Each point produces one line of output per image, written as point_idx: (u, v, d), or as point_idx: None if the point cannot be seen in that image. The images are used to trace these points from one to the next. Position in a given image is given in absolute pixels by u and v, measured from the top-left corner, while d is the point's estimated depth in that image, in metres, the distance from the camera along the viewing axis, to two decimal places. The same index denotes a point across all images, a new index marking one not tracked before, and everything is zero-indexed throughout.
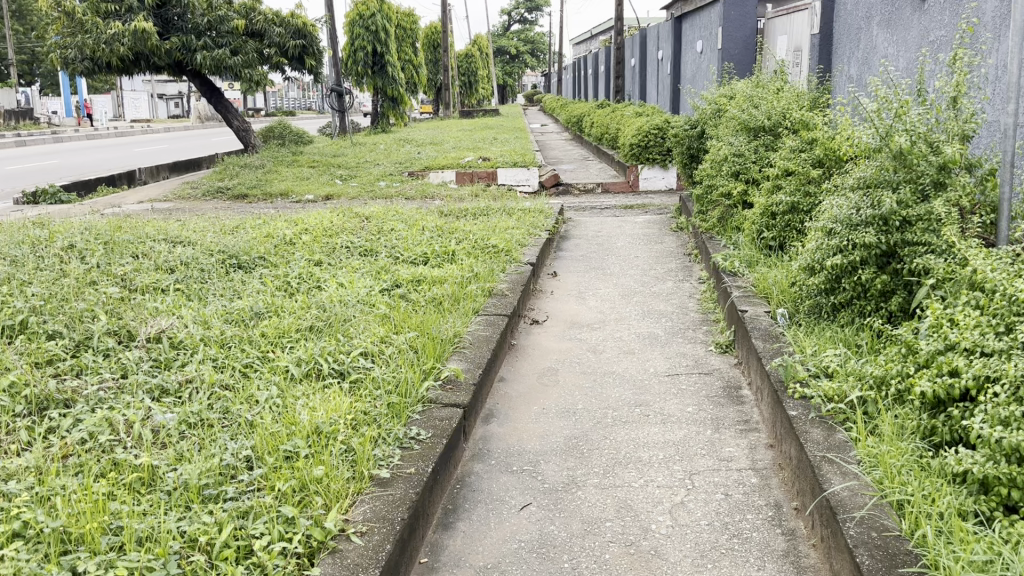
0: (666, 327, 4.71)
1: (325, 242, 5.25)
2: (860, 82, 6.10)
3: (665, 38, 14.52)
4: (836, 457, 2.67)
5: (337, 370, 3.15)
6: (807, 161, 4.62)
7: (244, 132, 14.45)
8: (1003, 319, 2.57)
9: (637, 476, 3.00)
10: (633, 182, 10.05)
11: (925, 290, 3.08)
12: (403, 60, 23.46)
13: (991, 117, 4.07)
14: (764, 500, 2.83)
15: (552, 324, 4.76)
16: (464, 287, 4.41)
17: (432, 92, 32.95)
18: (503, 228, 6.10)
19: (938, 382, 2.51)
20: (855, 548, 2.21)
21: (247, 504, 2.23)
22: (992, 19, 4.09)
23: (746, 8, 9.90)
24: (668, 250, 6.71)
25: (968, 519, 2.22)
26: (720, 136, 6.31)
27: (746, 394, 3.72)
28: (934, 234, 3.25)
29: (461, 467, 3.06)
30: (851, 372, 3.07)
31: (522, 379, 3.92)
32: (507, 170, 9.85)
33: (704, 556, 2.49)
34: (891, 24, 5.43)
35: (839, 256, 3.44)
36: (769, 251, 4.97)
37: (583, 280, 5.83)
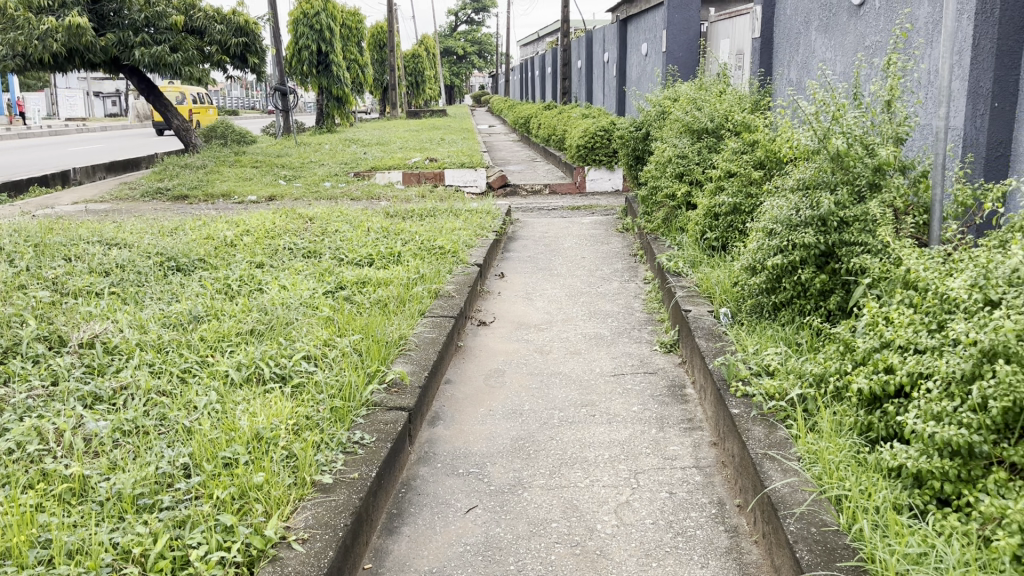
0: (612, 327, 4.74)
1: (268, 244, 5.16)
2: (799, 85, 6.22)
3: (610, 41, 14.65)
4: (777, 453, 2.72)
5: (278, 374, 3.09)
6: (748, 163, 4.70)
7: (185, 131, 14.14)
8: (935, 316, 2.63)
9: (583, 476, 3.01)
10: (580, 183, 10.11)
11: (861, 289, 3.15)
12: (349, 59, 23.25)
13: (924, 120, 4.19)
14: (707, 498, 2.86)
15: (499, 326, 4.75)
16: (410, 289, 4.37)
17: (379, 92, 32.77)
18: (450, 229, 6.06)
19: (874, 379, 2.57)
20: (795, 543, 2.25)
21: (184, 513, 2.17)
22: (925, 24, 4.19)
23: (689, 11, 10.01)
24: (614, 250, 6.77)
25: (903, 513, 2.28)
26: (665, 138, 6.38)
27: (690, 393, 3.76)
28: (870, 233, 3.33)
29: (407, 471, 3.04)
30: (791, 370, 3.13)
31: (469, 381, 3.91)
32: (454, 171, 9.81)
33: (649, 555, 2.51)
34: (829, 29, 5.55)
35: (779, 256, 3.50)
36: (712, 252, 5.05)
37: (530, 280, 5.83)
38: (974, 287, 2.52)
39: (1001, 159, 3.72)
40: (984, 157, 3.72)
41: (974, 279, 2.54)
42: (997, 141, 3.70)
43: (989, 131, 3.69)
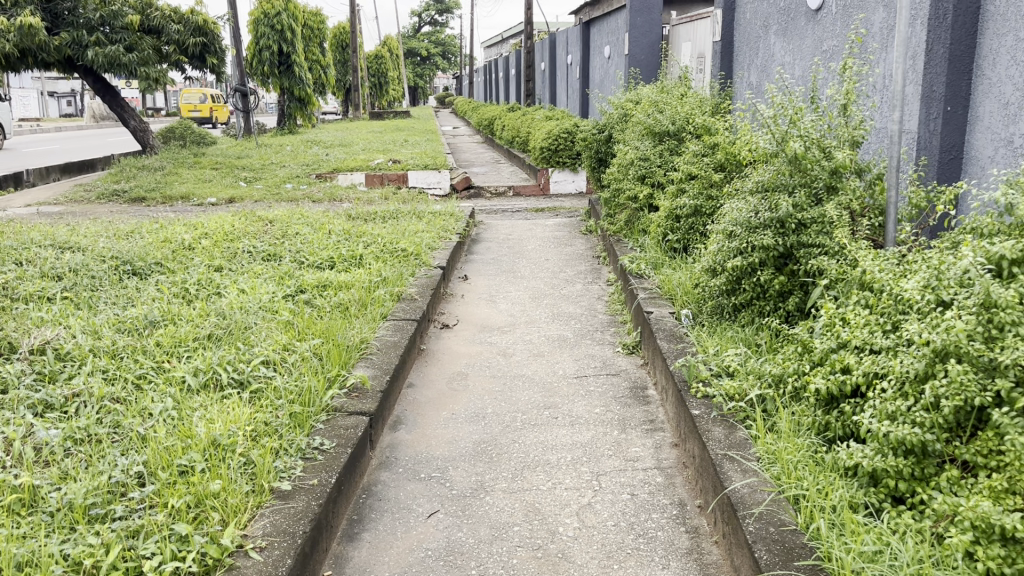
0: (575, 329, 4.75)
1: (226, 247, 5.09)
2: (758, 89, 6.30)
3: (573, 44, 14.71)
4: (737, 454, 2.74)
5: (236, 380, 3.05)
6: (709, 165, 4.75)
7: (142, 132, 13.90)
8: (890, 317, 2.68)
9: (545, 479, 3.01)
10: (544, 185, 10.14)
11: (819, 290, 3.19)
12: (311, 60, 23.05)
13: (879, 123, 4.26)
14: (668, 499, 2.88)
15: (462, 328, 4.74)
16: (371, 292, 4.34)
17: (342, 93, 32.53)
18: (412, 232, 6.03)
19: (831, 379, 2.61)
20: (753, 543, 2.27)
21: (137, 522, 2.13)
22: (880, 29, 4.26)
23: (651, 14, 10.08)
24: (578, 252, 6.79)
25: (859, 511, 2.31)
26: (627, 141, 6.43)
27: (652, 395, 3.78)
28: (827, 235, 3.38)
29: (368, 476, 3.01)
30: (750, 371, 3.16)
31: (431, 384, 3.89)
32: (417, 173, 9.76)
33: (610, 557, 2.51)
34: (788, 33, 5.62)
35: (739, 258, 3.53)
36: (674, 253, 5.09)
37: (493, 283, 5.82)
38: (927, 289, 2.55)
39: (954, 162, 3.79)
40: (937, 159, 3.79)
41: (927, 280, 2.57)
42: (950, 144, 3.77)
43: (943, 134, 3.76)
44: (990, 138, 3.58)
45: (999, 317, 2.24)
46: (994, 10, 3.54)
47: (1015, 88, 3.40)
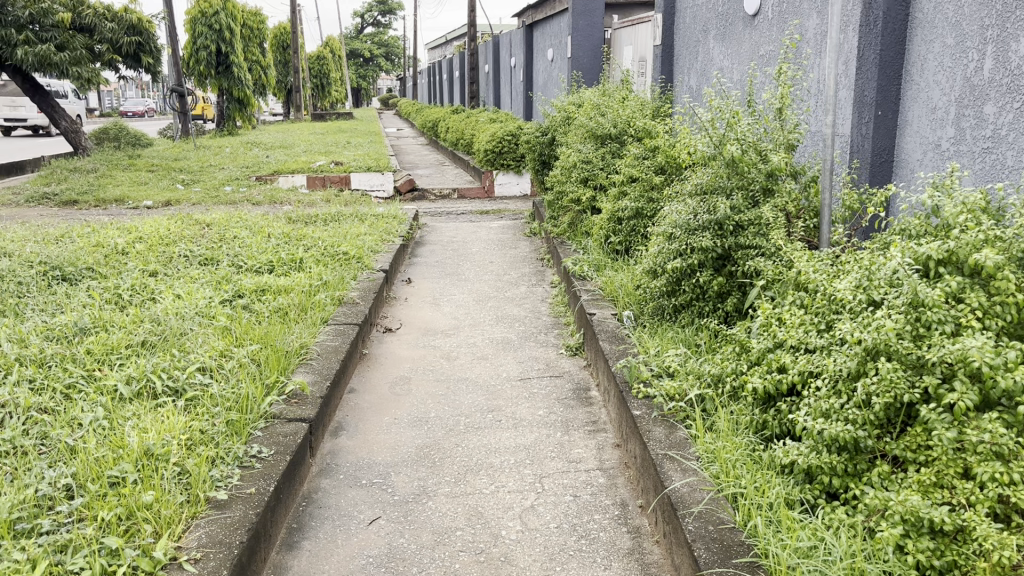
0: (519, 331, 4.76)
1: (161, 251, 4.97)
2: (697, 92, 6.39)
3: (517, 46, 14.75)
4: (677, 453, 2.77)
5: (170, 388, 2.97)
6: (649, 168, 4.82)
7: (74, 133, 13.50)
8: (824, 317, 2.74)
9: (488, 482, 3.00)
10: (488, 188, 10.17)
11: (756, 291, 3.25)
12: (251, 60, 22.66)
13: (814, 127, 4.36)
14: (610, 499, 2.90)
15: (405, 332, 4.71)
16: (312, 296, 4.29)
17: (283, 94, 32.08)
18: (354, 235, 5.97)
19: (768, 378, 2.66)
20: (693, 542, 2.29)
21: (65, 537, 2.06)
22: (814, 35, 4.36)
23: (593, 17, 10.16)
24: (522, 255, 6.80)
25: (795, 508, 2.36)
26: (569, 143, 6.46)
27: (595, 396, 3.80)
28: (764, 237, 3.44)
29: (308, 484, 2.96)
30: (690, 371, 3.21)
31: (374, 389, 3.85)
32: (360, 175, 9.68)
33: (553, 560, 2.52)
34: (726, 38, 5.72)
35: (679, 260, 3.57)
36: (616, 255, 5.13)
37: (437, 285, 5.80)
38: (858, 288, 2.62)
39: (885, 164, 3.89)
40: (869, 162, 3.89)
41: (858, 280, 2.63)
42: (881, 148, 3.87)
43: (874, 138, 3.86)
44: (918, 142, 3.69)
45: (926, 316, 2.31)
46: (923, 17, 3.64)
47: (942, 93, 3.50)
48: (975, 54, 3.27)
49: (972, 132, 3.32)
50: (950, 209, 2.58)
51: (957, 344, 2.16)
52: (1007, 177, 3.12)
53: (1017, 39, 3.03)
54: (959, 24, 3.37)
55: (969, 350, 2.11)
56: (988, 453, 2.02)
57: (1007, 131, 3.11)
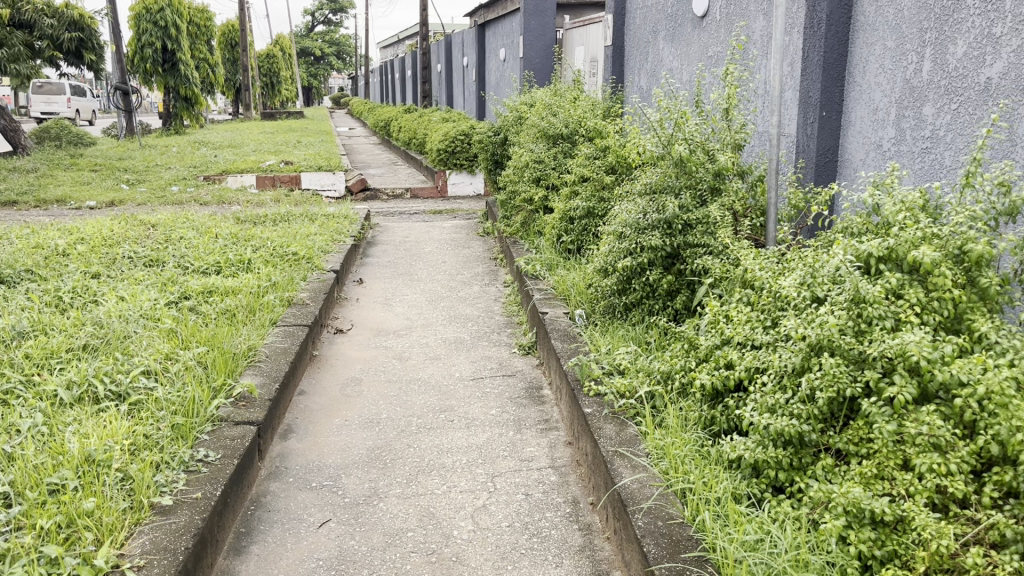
0: (472, 331, 4.76)
1: (104, 252, 4.86)
2: (647, 93, 6.46)
3: (469, 46, 14.75)
4: (627, 450, 2.80)
5: (113, 392, 2.91)
6: (600, 168, 4.86)
7: (13, 132, 13.11)
8: (769, 313, 2.79)
9: (440, 483, 2.99)
10: (441, 187, 10.14)
11: (704, 289, 3.30)
12: (198, 58, 22.27)
13: (761, 127, 4.43)
14: (562, 497, 2.91)
15: (356, 333, 4.67)
16: (260, 297, 4.23)
17: (232, 93, 31.61)
18: (304, 235, 5.91)
19: (716, 375, 2.70)
20: (642, 538, 2.32)
21: (2, 546, 2.00)
22: (760, 37, 4.43)
23: (545, 18, 10.20)
24: (475, 254, 6.80)
25: (742, 502, 2.39)
26: (521, 143, 6.47)
27: (547, 394, 3.82)
28: (711, 236, 3.49)
29: (257, 488, 2.92)
30: (640, 368, 3.25)
31: (324, 391, 3.81)
32: (311, 175, 9.57)
33: (504, 558, 2.52)
34: (675, 39, 5.78)
35: (629, 259, 3.61)
36: (568, 254, 5.16)
37: (389, 285, 5.77)
38: (802, 286, 2.67)
39: (829, 164, 3.97)
40: (814, 162, 3.96)
41: (802, 278, 2.68)
42: (826, 147, 3.95)
43: (819, 138, 3.93)
44: (861, 142, 3.77)
45: (868, 312, 2.36)
46: (865, 21, 3.73)
47: (883, 94, 3.59)
48: (915, 56, 3.36)
49: (911, 133, 3.40)
50: (890, 207, 2.64)
51: (896, 339, 2.21)
52: (944, 177, 3.20)
53: (955, 42, 3.12)
54: (899, 27, 3.46)
55: (908, 344, 2.17)
56: (925, 444, 2.07)
57: (944, 131, 3.19)
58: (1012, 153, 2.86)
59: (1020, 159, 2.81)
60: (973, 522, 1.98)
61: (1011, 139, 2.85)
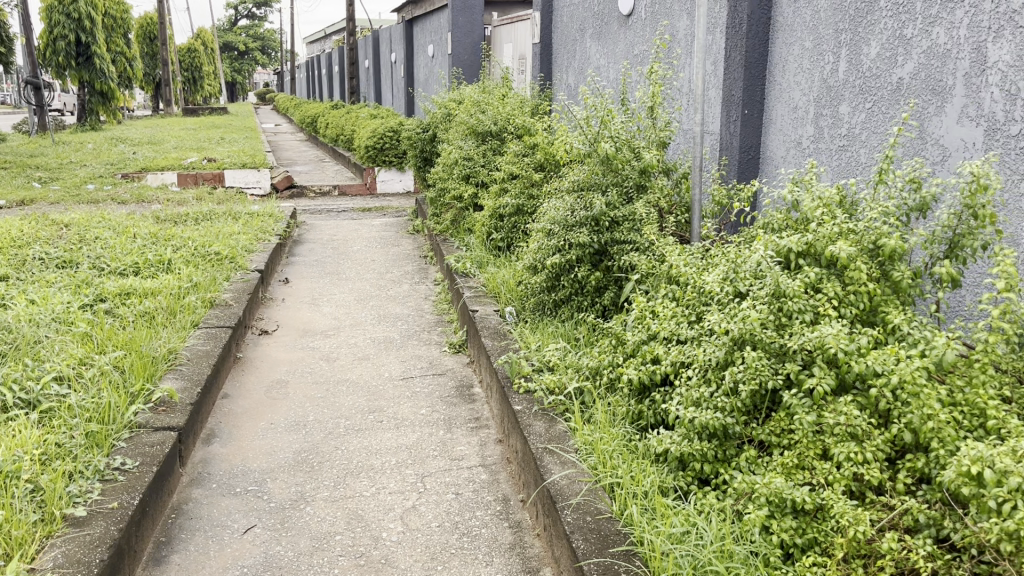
0: (401, 330, 4.72)
1: (13, 254, 4.66)
2: (575, 90, 6.50)
3: (397, 41, 14.61)
4: (556, 447, 2.81)
5: (23, 400, 2.79)
6: (529, 165, 4.89)
7: None
8: (694, 309, 2.83)
9: (368, 484, 2.95)
10: (370, 184, 10.03)
11: (631, 285, 3.34)
12: (115, 51, 21.49)
13: (685, 124, 4.50)
14: (492, 495, 2.91)
15: (282, 333, 4.58)
16: (181, 298, 4.11)
17: (151, 88, 30.69)
18: (228, 234, 5.76)
19: (643, 369, 2.73)
20: (571, 534, 2.32)
21: None
22: (683, 36, 4.50)
23: (473, 14, 10.16)
24: (404, 252, 6.75)
25: (669, 495, 2.42)
26: (450, 140, 6.45)
27: (478, 393, 3.81)
28: (638, 233, 3.54)
29: (178, 495, 2.84)
30: (570, 365, 3.27)
31: (249, 394, 3.73)
32: (235, 171, 9.33)
33: (434, 559, 2.50)
34: (601, 37, 5.83)
35: (558, 256, 3.62)
36: (498, 252, 5.16)
37: (316, 285, 5.68)
38: (725, 281, 2.71)
39: (751, 161, 4.05)
40: (737, 159, 4.04)
41: (725, 273, 2.73)
42: (748, 145, 4.03)
43: (742, 136, 4.01)
44: (782, 140, 3.86)
45: (788, 306, 2.41)
46: (784, 21, 3.82)
47: (802, 93, 3.68)
48: (831, 57, 3.45)
49: (829, 131, 3.50)
50: (808, 203, 2.71)
51: (815, 331, 2.26)
52: (860, 174, 3.30)
53: (869, 43, 3.21)
54: (816, 28, 3.56)
55: (826, 337, 2.22)
56: (843, 434, 2.13)
57: (860, 129, 3.29)
58: (922, 150, 2.96)
59: (930, 157, 2.91)
60: (888, 507, 2.04)
61: (921, 137, 2.95)
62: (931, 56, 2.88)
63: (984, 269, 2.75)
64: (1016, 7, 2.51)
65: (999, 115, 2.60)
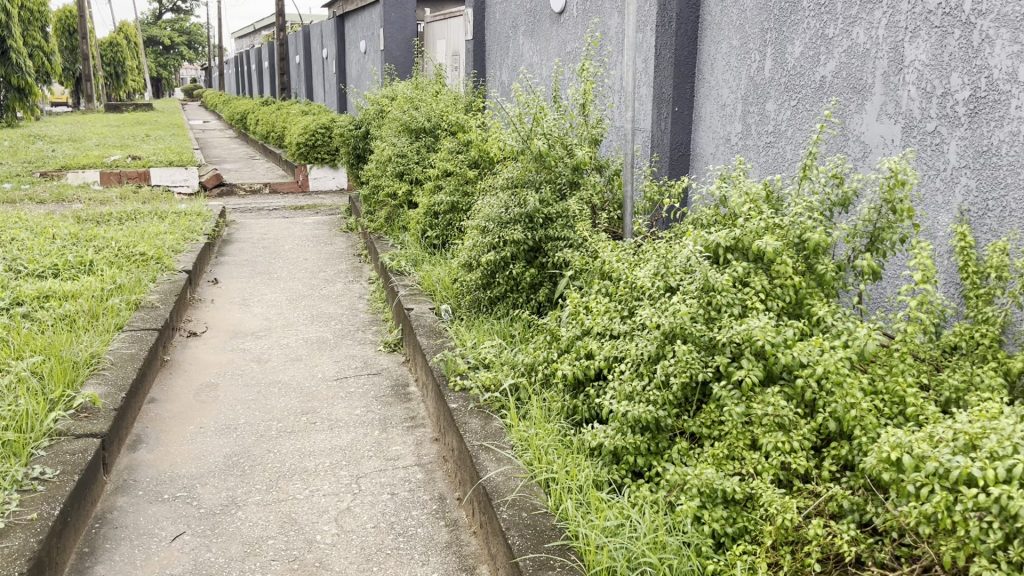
0: (335, 330, 4.66)
1: None
2: (508, 87, 6.51)
3: (328, 37, 14.41)
4: (492, 444, 2.81)
5: None
6: (463, 162, 4.88)
7: None
8: (626, 303, 2.86)
9: (302, 487, 2.91)
10: (302, 182, 9.89)
11: (565, 280, 3.36)
12: (31, 45, 20.67)
13: (616, 121, 4.55)
14: (428, 494, 2.89)
15: (211, 335, 4.48)
16: (104, 301, 3.98)
17: (71, 83, 29.64)
18: (153, 234, 5.60)
19: (577, 364, 2.75)
20: (507, 530, 2.32)
21: None
22: (614, 34, 4.55)
23: (405, 10, 10.08)
24: (338, 250, 6.67)
25: (603, 488, 2.44)
26: (383, 136, 6.39)
27: (413, 391, 3.78)
28: (571, 229, 3.56)
29: (102, 504, 2.75)
30: (505, 362, 3.27)
31: (177, 398, 3.63)
32: (161, 170, 9.06)
33: (370, 560, 2.48)
34: (534, 34, 5.85)
35: (492, 253, 3.61)
36: (433, 250, 5.13)
37: (247, 285, 5.56)
38: (656, 276, 2.74)
39: (682, 158, 4.12)
40: (668, 155, 4.10)
41: (657, 268, 2.76)
42: (679, 142, 4.10)
43: (672, 133, 4.07)
44: (711, 136, 3.93)
45: (716, 300, 2.45)
46: (711, 20, 3.89)
47: (730, 91, 3.75)
48: (757, 55, 3.53)
49: (756, 128, 3.57)
50: (736, 199, 2.76)
51: (743, 324, 2.31)
52: (786, 170, 3.38)
53: (793, 42, 3.29)
54: (742, 27, 3.63)
55: (753, 330, 2.26)
56: (771, 424, 2.18)
57: (785, 126, 3.37)
58: (844, 147, 3.05)
59: (852, 153, 3.00)
60: (814, 494, 2.10)
61: (843, 135, 3.04)
62: (851, 56, 2.97)
63: (903, 262, 2.85)
64: (931, 7, 2.60)
65: (916, 113, 2.69)
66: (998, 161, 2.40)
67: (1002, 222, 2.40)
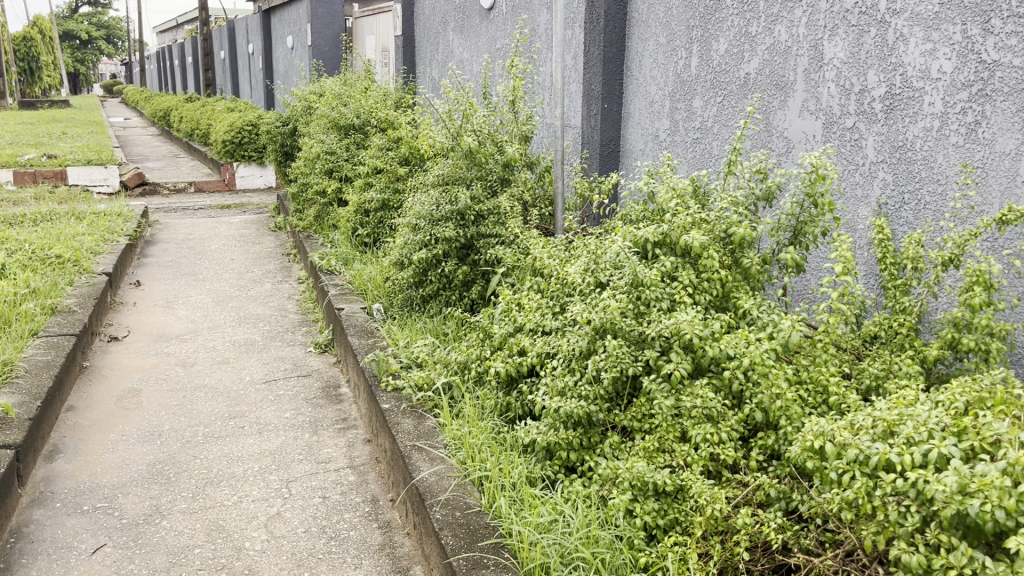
0: (264, 331, 4.56)
1: None
2: (438, 83, 6.47)
3: (254, 32, 14.11)
4: (424, 444, 2.79)
5: None
6: (393, 160, 4.84)
7: None
8: (557, 299, 2.86)
9: (230, 493, 2.84)
10: (229, 181, 9.66)
11: (497, 277, 3.35)
12: None
13: (546, 118, 4.56)
14: (361, 496, 2.85)
15: (134, 340, 4.34)
16: (17, 306, 3.81)
17: None
18: (71, 236, 5.40)
19: (510, 362, 2.74)
20: (440, 530, 2.31)
21: None
22: (543, 31, 4.56)
23: (333, 5, 9.94)
24: (266, 250, 6.54)
25: (537, 484, 2.44)
26: (311, 132, 6.29)
27: (345, 393, 3.72)
28: (502, 226, 3.56)
29: (17, 517, 2.63)
30: (437, 360, 3.24)
31: (97, 405, 3.50)
32: (79, 169, 8.74)
33: (301, 565, 2.43)
34: (463, 30, 5.82)
35: (423, 250, 3.58)
36: (364, 248, 5.06)
37: (171, 287, 5.41)
38: (586, 271, 2.75)
39: (612, 154, 4.15)
40: (599, 152, 4.13)
41: (587, 264, 2.77)
42: (608, 138, 4.13)
43: (602, 129, 4.09)
44: (640, 133, 3.98)
45: (646, 295, 2.47)
46: (639, 17, 3.93)
47: (657, 88, 3.79)
48: (684, 53, 3.58)
49: (683, 124, 3.62)
50: (663, 194, 2.78)
51: (671, 318, 2.33)
52: (712, 165, 3.43)
53: (717, 39, 3.35)
54: (669, 25, 3.68)
55: (682, 324, 2.28)
56: (699, 416, 2.21)
57: (711, 123, 3.42)
58: (768, 142, 3.12)
59: (775, 148, 3.07)
60: (743, 484, 2.13)
61: (767, 131, 3.10)
62: (773, 53, 3.03)
63: (825, 254, 2.93)
64: (848, 7, 2.67)
65: (835, 109, 2.76)
66: (913, 156, 2.48)
67: (918, 214, 2.49)
